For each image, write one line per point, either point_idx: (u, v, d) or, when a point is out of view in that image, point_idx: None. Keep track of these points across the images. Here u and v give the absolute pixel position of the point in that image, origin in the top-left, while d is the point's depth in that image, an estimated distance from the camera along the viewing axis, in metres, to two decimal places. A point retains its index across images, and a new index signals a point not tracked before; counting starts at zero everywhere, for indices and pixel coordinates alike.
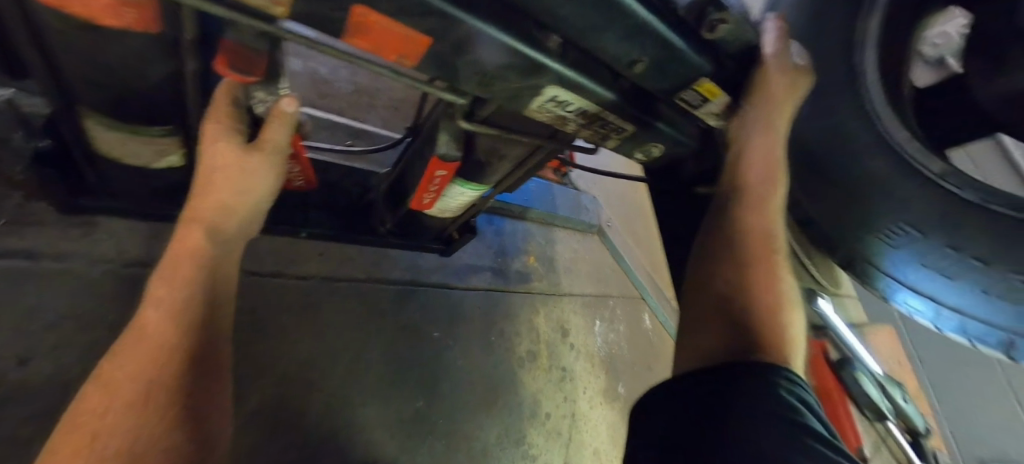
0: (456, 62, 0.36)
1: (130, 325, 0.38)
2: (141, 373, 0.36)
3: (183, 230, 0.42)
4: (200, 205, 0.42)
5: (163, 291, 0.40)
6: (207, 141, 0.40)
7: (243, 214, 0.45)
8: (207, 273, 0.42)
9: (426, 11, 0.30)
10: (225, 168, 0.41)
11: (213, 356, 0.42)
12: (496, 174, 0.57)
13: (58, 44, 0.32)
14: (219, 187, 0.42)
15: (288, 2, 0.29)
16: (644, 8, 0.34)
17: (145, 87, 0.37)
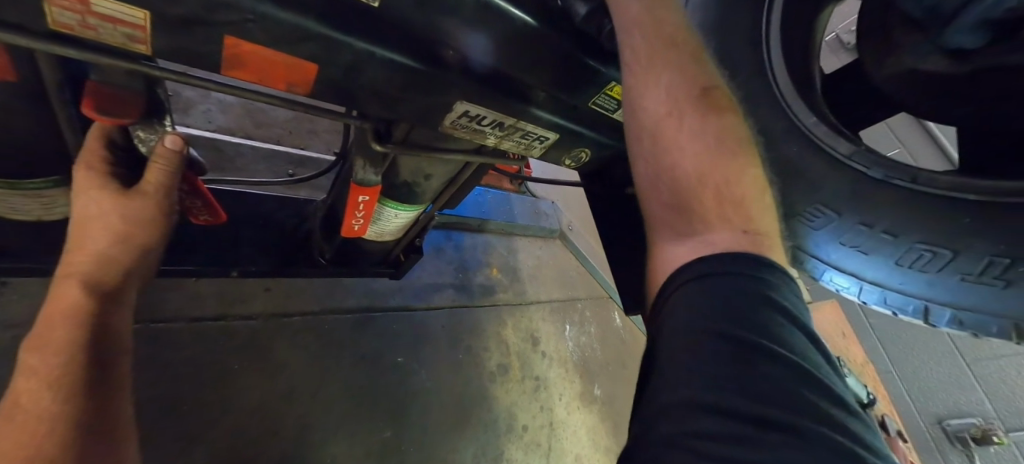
0: (352, 86, 0.35)
1: (2, 406, 0.35)
2: (14, 452, 0.32)
3: (58, 289, 0.39)
4: (77, 260, 0.40)
5: (35, 358, 0.36)
6: (81, 190, 0.38)
7: (131, 263, 0.43)
8: (91, 329, 0.39)
9: (303, 35, 0.29)
10: (105, 218, 0.40)
11: (114, 419, 0.38)
12: (427, 193, 0.56)
13: None
14: (96, 238, 0.40)
15: (149, 38, 0.27)
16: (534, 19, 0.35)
17: (16, 136, 0.35)
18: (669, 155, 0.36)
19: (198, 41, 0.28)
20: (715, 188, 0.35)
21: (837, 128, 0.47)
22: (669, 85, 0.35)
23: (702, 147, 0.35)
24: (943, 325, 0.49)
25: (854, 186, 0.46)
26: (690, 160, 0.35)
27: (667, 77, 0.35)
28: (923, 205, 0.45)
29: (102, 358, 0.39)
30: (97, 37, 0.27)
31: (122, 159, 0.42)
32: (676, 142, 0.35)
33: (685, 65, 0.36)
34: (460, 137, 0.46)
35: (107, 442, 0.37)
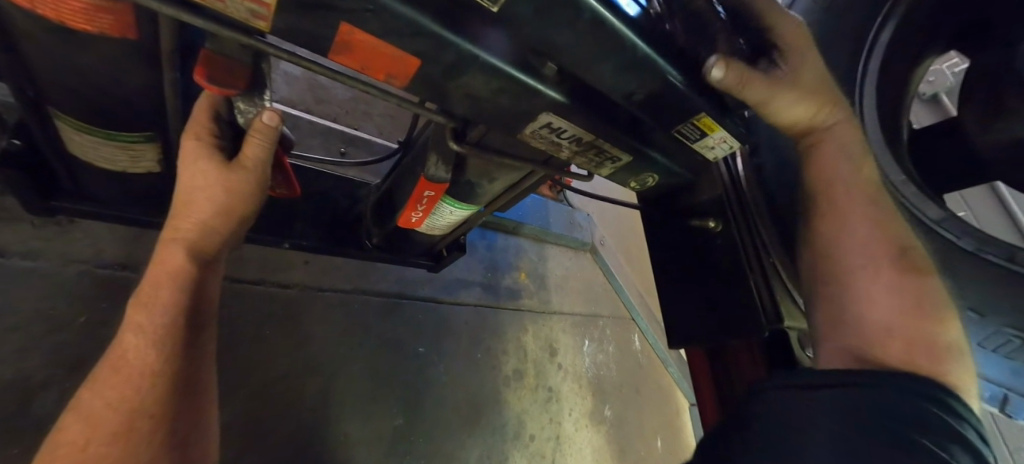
0: (446, 85, 0.35)
1: (107, 356, 0.36)
2: (122, 400, 0.34)
3: (163, 252, 0.40)
4: (182, 225, 0.41)
5: (142, 316, 0.37)
6: (188, 160, 0.40)
7: (229, 235, 0.43)
8: (190, 294, 0.40)
9: (415, 31, 0.29)
10: (207, 187, 0.40)
11: (195, 383, 0.40)
12: (486, 195, 0.55)
13: (31, 45, 0.31)
14: (199, 206, 0.40)
15: (270, 17, 0.28)
16: (640, 39, 0.34)
17: (123, 92, 0.36)
18: (861, 308, 0.43)
19: (317, 26, 0.28)
20: (910, 339, 0.40)
21: (927, 190, 0.46)
22: (863, 243, 0.44)
23: (898, 307, 0.42)
24: (1021, 416, 0.48)
25: (942, 257, 0.44)
26: (873, 317, 0.42)
27: (854, 231, 0.44)
28: (1014, 286, 0.42)
29: (195, 323, 0.40)
30: (228, 11, 0.27)
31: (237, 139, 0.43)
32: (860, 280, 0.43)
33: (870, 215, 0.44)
34: (534, 147, 0.45)
35: (189, 401, 0.38)
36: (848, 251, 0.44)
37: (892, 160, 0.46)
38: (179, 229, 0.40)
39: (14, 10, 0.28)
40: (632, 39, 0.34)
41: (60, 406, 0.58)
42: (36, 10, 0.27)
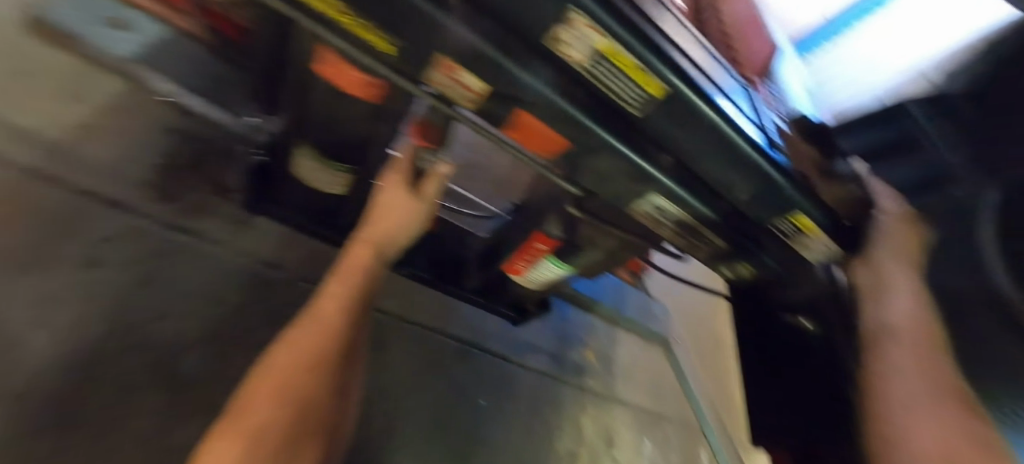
0: (581, 161, 0.44)
1: (307, 313, 0.47)
2: (313, 344, 0.44)
3: (356, 247, 0.52)
4: (373, 231, 0.53)
5: (336, 288, 0.49)
6: (389, 185, 0.52)
7: (399, 245, 0.55)
8: (366, 281, 0.51)
9: (570, 121, 0.40)
10: (397, 207, 0.52)
11: (353, 349, 0.49)
12: (584, 260, 0.62)
13: (313, 103, 0.47)
14: (387, 219, 0.53)
15: (472, 100, 0.41)
16: (752, 149, 0.41)
17: (350, 135, 0.51)
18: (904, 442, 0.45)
19: (503, 108, 0.40)
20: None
21: None
22: (933, 371, 0.48)
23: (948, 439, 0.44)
24: None
25: None
26: (930, 437, 0.44)
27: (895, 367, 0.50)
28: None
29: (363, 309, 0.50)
30: (448, 94, 0.40)
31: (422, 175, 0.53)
32: (898, 415, 0.47)
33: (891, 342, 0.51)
34: (639, 222, 0.52)
35: (346, 361, 0.47)
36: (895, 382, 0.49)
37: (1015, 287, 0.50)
38: (370, 234, 0.53)
39: (320, 82, 0.44)
40: (739, 142, 0.40)
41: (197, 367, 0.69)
42: (329, 80, 0.42)
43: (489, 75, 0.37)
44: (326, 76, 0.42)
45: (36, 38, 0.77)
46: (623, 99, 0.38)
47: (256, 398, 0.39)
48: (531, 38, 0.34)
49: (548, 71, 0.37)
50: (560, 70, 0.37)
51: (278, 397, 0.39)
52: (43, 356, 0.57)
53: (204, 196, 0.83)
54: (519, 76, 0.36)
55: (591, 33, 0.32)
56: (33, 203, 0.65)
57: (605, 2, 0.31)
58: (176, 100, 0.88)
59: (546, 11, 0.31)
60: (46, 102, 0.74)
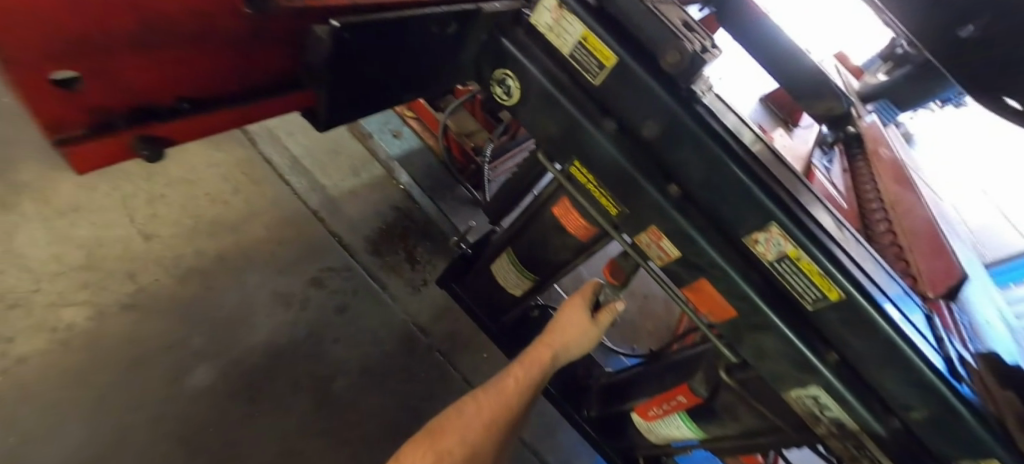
0: (745, 334, 0.50)
1: (495, 380, 0.58)
2: (493, 411, 0.55)
3: (539, 346, 0.61)
4: (555, 337, 0.61)
5: (519, 371, 0.59)
6: (572, 307, 0.61)
7: (571, 353, 0.63)
8: (541, 376, 0.60)
9: (743, 298, 0.48)
10: (576, 326, 0.61)
11: (516, 425, 0.59)
12: (719, 430, 0.63)
13: (534, 230, 0.64)
14: (566, 332, 0.61)
15: (663, 259, 0.52)
16: (932, 370, 0.41)
17: (548, 258, 0.66)
18: None
19: (691, 274, 0.51)
20: None
21: None
22: None
23: None
24: None
25: None
26: None
27: None
28: None
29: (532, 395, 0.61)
30: (646, 251, 0.53)
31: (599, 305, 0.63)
32: None
33: None
34: (793, 409, 0.53)
35: (508, 434, 0.57)
36: None
37: None
38: (551, 335, 0.61)
39: (548, 218, 0.61)
40: (918, 363, 0.41)
41: (344, 390, 0.97)
42: (557, 219, 0.60)
43: (684, 247, 0.49)
44: (558, 215, 0.60)
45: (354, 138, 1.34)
46: (801, 295, 0.45)
47: (452, 432, 0.51)
48: (732, 235, 0.46)
49: (736, 257, 0.47)
50: (748, 261, 0.47)
51: (466, 442, 0.51)
52: (272, 330, 0.98)
53: (398, 260, 1.19)
54: (705, 253, 0.48)
55: (783, 241, 0.43)
56: (309, 234, 1.14)
57: (801, 224, 0.42)
58: (404, 187, 1.32)
59: (751, 222, 0.44)
60: (342, 173, 1.27)
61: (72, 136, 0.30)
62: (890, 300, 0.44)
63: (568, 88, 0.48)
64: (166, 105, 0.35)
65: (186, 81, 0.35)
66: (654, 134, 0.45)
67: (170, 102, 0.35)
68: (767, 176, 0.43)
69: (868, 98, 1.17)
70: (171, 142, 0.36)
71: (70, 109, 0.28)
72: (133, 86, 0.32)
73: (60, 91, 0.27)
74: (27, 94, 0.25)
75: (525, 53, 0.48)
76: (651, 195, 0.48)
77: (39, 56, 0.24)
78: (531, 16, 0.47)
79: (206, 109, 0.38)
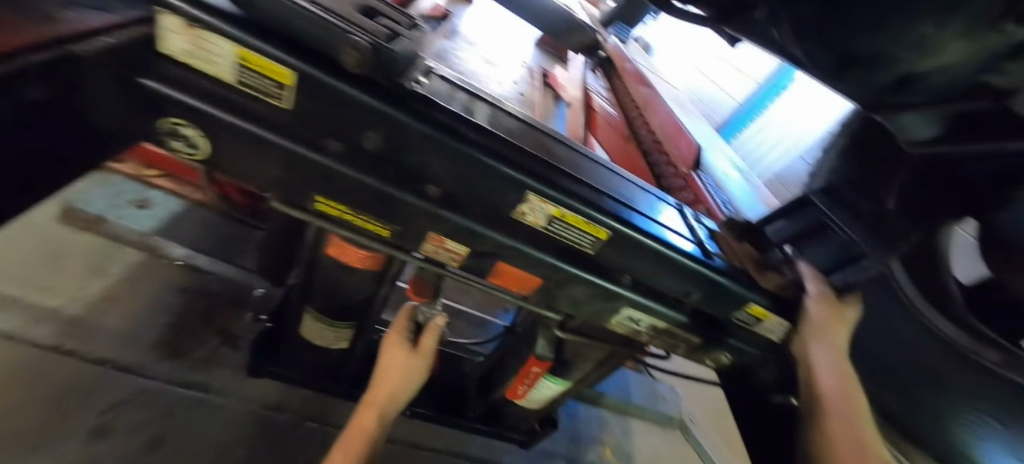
0: (557, 293, 0.52)
1: None
2: None
3: (362, 412, 0.54)
4: (377, 394, 0.55)
5: (338, 455, 0.49)
6: (391, 346, 0.56)
7: (401, 402, 0.56)
8: (369, 447, 0.51)
9: (541, 263, 0.48)
10: (399, 365, 0.56)
11: None
12: (578, 372, 0.67)
13: (322, 276, 0.55)
14: (388, 381, 0.55)
15: (458, 258, 0.49)
16: (682, 255, 0.48)
17: (355, 299, 0.58)
18: None
19: (488, 262, 0.49)
20: None
21: (986, 336, 0.47)
22: (852, 442, 0.54)
23: None
24: None
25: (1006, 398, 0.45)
26: None
27: (843, 439, 0.54)
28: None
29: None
30: (438, 258, 0.49)
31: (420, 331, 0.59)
32: None
33: (836, 372, 0.54)
34: (619, 332, 0.58)
35: None
36: (846, 448, 0.54)
37: (939, 314, 0.48)
38: (374, 391, 0.55)
39: (328, 261, 0.53)
40: (673, 256, 0.47)
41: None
42: (337, 259, 0.52)
43: (469, 241, 0.46)
44: (333, 254, 0.51)
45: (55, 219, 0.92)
46: (580, 244, 0.47)
47: None
48: (503, 215, 0.45)
49: (517, 230, 0.46)
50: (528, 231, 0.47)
51: None
52: None
53: None
54: (491, 239, 0.46)
55: (545, 205, 0.43)
56: None
57: (552, 184, 0.43)
58: (184, 262, 0.99)
59: (511, 198, 0.43)
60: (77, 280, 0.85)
61: None
62: (647, 215, 0.48)
63: (262, 115, 0.38)
64: None
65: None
66: (378, 144, 0.40)
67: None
68: (510, 147, 0.42)
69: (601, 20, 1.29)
70: None
71: None
72: None
73: None
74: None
75: (175, 85, 0.36)
76: (412, 204, 0.43)
77: None
78: (157, 45, 0.34)
79: None
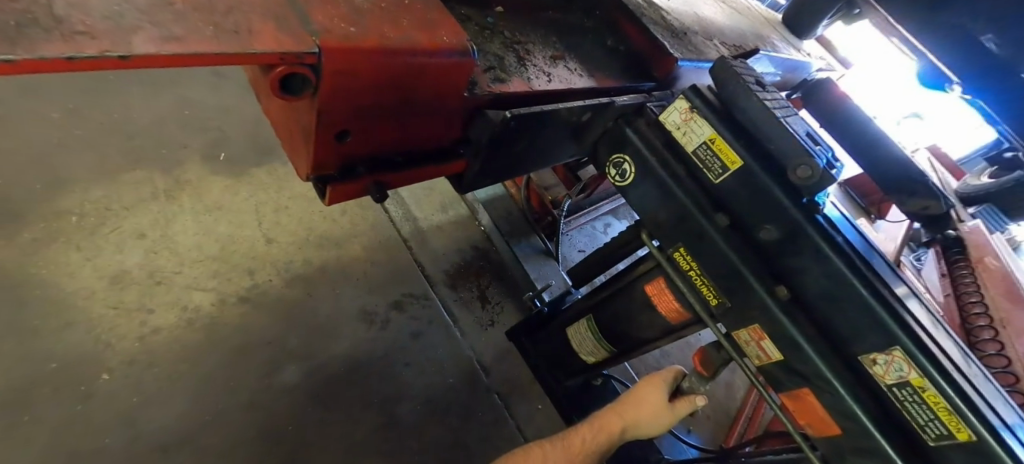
0: (847, 456, 0.48)
1: (557, 440, 0.60)
2: None
3: (609, 418, 0.62)
4: (625, 412, 0.62)
5: (582, 441, 0.61)
6: (653, 385, 0.61)
7: (637, 431, 0.62)
8: (598, 451, 0.61)
9: (851, 417, 0.46)
10: (654, 405, 0.60)
11: None
12: None
13: (621, 301, 0.66)
14: (638, 411, 0.61)
15: (764, 361, 0.52)
16: None
17: (631, 334, 0.67)
18: None
19: (791, 381, 0.50)
20: None
21: None
22: None
23: None
24: None
25: None
26: None
27: None
28: None
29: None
30: (743, 347, 0.53)
31: (678, 392, 0.62)
32: None
33: None
34: None
35: None
36: None
37: None
38: (623, 406, 0.62)
39: (636, 295, 0.64)
40: None
41: (405, 413, 1.01)
42: (648, 297, 0.62)
43: (787, 351, 0.48)
44: (648, 292, 0.62)
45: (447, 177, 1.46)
46: (922, 427, 0.42)
47: None
48: (841, 349, 0.46)
49: (845, 371, 0.46)
50: (862, 380, 0.45)
51: None
52: (354, 344, 1.06)
53: (471, 296, 1.24)
54: (814, 363, 0.46)
55: (906, 367, 0.41)
56: (396, 258, 1.23)
57: (928, 352, 0.40)
58: (485, 229, 1.39)
59: (869, 340, 0.43)
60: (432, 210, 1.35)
61: (329, 175, 0.40)
62: (1023, 443, 0.39)
63: (685, 178, 0.51)
64: (389, 157, 0.43)
65: (408, 144, 0.43)
66: (772, 238, 0.46)
67: (392, 155, 0.43)
68: (892, 296, 0.42)
69: (970, 200, 1.05)
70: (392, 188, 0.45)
71: (337, 156, 0.38)
72: (374, 145, 0.40)
73: (336, 143, 0.37)
74: (316, 145, 0.36)
75: (644, 140, 0.53)
76: (758, 293, 0.48)
77: (334, 124, 0.34)
78: (659, 113, 0.52)
79: (414, 165, 0.45)
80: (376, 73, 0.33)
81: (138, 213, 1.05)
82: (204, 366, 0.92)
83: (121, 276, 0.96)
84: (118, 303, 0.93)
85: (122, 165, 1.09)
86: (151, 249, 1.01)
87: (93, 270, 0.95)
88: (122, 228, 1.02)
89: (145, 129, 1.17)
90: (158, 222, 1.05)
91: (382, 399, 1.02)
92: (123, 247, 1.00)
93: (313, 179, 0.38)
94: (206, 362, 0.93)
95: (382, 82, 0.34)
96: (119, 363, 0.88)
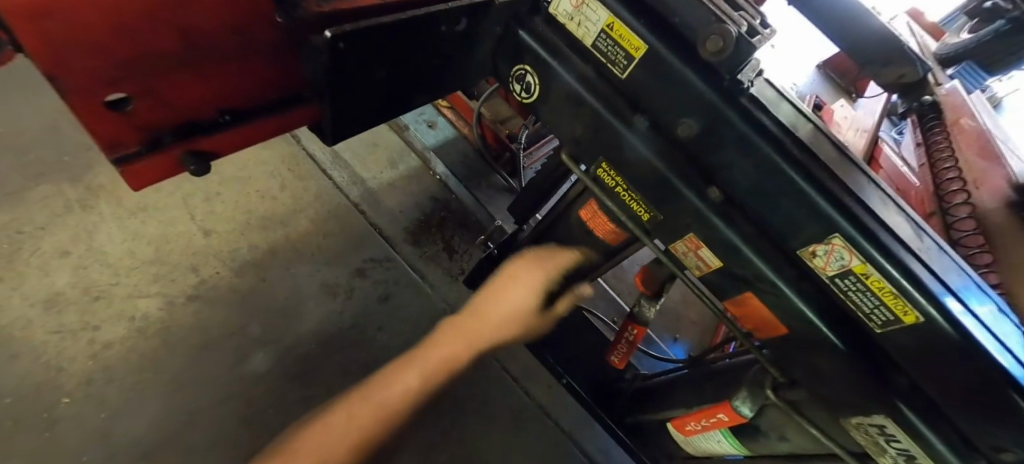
0: (797, 354, 0.46)
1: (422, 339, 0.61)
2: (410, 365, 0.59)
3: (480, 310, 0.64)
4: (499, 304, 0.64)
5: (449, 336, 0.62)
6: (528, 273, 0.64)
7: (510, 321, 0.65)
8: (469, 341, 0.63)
9: (796, 315, 0.42)
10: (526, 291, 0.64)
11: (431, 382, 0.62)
12: (767, 445, 0.60)
13: (562, 231, 0.62)
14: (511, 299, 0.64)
15: (704, 271, 0.48)
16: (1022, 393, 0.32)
17: (578, 261, 0.63)
18: None
19: (735, 288, 0.46)
20: None
21: None
22: None
23: None
24: None
25: None
26: None
27: None
28: None
29: (431, 391, 0.62)
30: (683, 260, 0.50)
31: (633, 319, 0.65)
32: None
33: None
34: (854, 437, 0.47)
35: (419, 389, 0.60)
36: None
37: None
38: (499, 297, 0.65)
39: (575, 222, 0.60)
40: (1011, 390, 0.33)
41: None
42: (584, 223, 0.59)
43: (726, 257, 0.44)
44: (584, 216, 0.58)
45: (390, 130, 1.35)
46: (868, 315, 0.39)
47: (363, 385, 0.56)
48: (782, 247, 0.41)
49: (787, 268, 0.41)
50: (803, 275, 0.41)
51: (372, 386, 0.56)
52: (321, 319, 1.03)
53: (435, 250, 1.19)
54: (753, 265, 0.42)
55: (847, 255, 0.36)
56: (350, 225, 1.17)
57: (869, 234, 0.35)
58: (441, 178, 1.31)
59: (808, 232, 0.38)
60: (380, 167, 1.27)
61: (130, 152, 0.33)
62: (968, 308, 0.36)
63: (593, 82, 0.43)
64: (209, 119, 0.37)
65: (226, 95, 0.36)
66: (692, 133, 0.40)
67: (212, 114, 0.37)
68: (829, 175, 0.37)
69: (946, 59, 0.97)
70: (215, 154, 0.39)
71: (125, 126, 0.32)
72: (176, 106, 0.33)
73: (112, 112, 0.30)
74: (81, 116, 0.29)
75: (542, 44, 0.44)
76: (689, 199, 0.43)
77: (90, 87, 0.28)
78: (549, 5, 0.43)
79: (245, 121, 0.39)
80: (109, 12, 0.25)
81: (55, 229, 0.97)
82: (167, 370, 0.89)
83: (54, 298, 0.90)
84: (59, 326, 0.88)
85: (24, 182, 0.99)
86: (80, 265, 0.95)
87: (22, 298, 0.89)
88: (42, 248, 0.94)
89: (38, 136, 1.05)
90: (79, 235, 0.97)
91: (361, 368, 1.00)
92: (48, 268, 0.93)
93: (111, 158, 0.32)
94: (168, 365, 0.90)
95: (127, 19, 0.26)
96: (75, 385, 0.84)
